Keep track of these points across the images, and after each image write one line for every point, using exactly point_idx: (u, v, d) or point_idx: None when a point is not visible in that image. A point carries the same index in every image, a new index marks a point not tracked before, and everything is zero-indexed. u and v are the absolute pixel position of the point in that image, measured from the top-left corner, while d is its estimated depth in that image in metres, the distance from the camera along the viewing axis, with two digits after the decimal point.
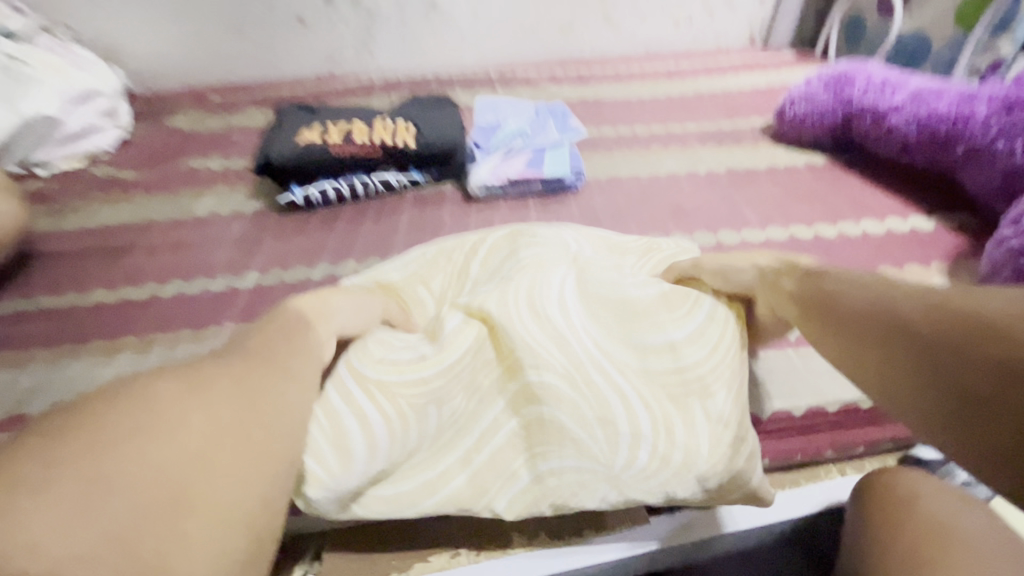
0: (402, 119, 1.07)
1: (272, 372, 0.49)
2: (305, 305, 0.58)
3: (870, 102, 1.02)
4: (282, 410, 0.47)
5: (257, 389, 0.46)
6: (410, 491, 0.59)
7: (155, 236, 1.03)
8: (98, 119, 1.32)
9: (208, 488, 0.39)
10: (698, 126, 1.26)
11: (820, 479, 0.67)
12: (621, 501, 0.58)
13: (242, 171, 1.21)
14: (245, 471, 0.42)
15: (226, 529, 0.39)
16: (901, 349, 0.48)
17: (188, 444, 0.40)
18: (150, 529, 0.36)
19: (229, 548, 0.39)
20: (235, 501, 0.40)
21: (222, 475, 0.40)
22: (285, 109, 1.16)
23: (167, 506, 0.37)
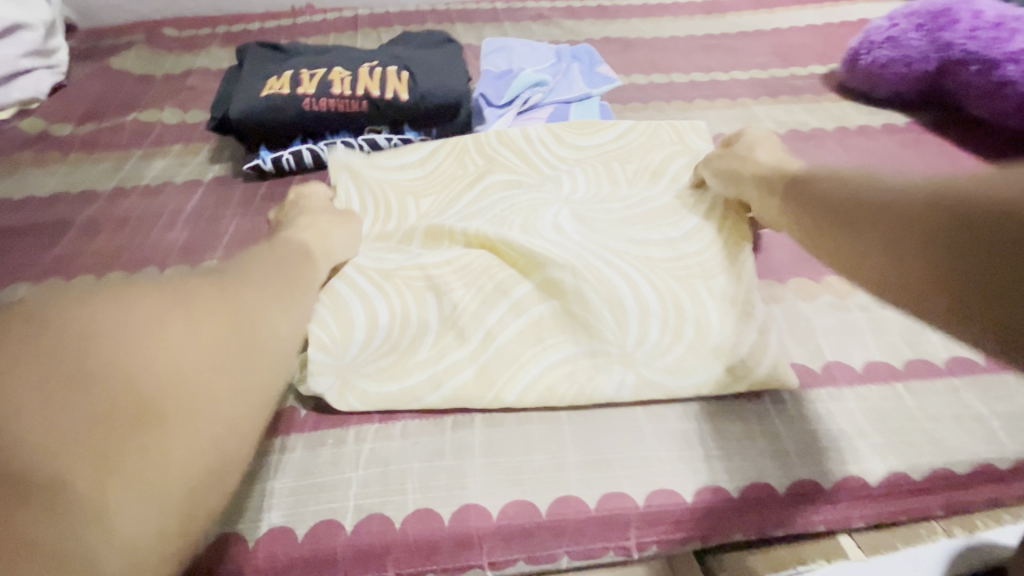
0: (392, 65, 0.87)
1: (264, 290, 0.45)
2: (301, 235, 0.56)
3: (976, 47, 0.84)
4: (271, 328, 0.43)
5: (243, 317, 0.41)
6: (415, 384, 0.52)
7: (94, 209, 0.85)
8: (25, 59, 1.10)
9: (184, 398, 0.35)
10: (749, 73, 1.05)
11: (920, 540, 0.53)
12: (641, 384, 0.51)
13: (202, 126, 1.00)
14: (228, 383, 0.38)
15: (199, 442, 0.35)
16: (886, 236, 0.37)
17: (167, 348, 0.36)
18: (114, 430, 0.32)
19: (202, 460, 0.35)
20: (211, 414, 0.36)
21: (204, 383, 0.36)
22: (249, 48, 0.95)
23: (136, 407, 0.33)
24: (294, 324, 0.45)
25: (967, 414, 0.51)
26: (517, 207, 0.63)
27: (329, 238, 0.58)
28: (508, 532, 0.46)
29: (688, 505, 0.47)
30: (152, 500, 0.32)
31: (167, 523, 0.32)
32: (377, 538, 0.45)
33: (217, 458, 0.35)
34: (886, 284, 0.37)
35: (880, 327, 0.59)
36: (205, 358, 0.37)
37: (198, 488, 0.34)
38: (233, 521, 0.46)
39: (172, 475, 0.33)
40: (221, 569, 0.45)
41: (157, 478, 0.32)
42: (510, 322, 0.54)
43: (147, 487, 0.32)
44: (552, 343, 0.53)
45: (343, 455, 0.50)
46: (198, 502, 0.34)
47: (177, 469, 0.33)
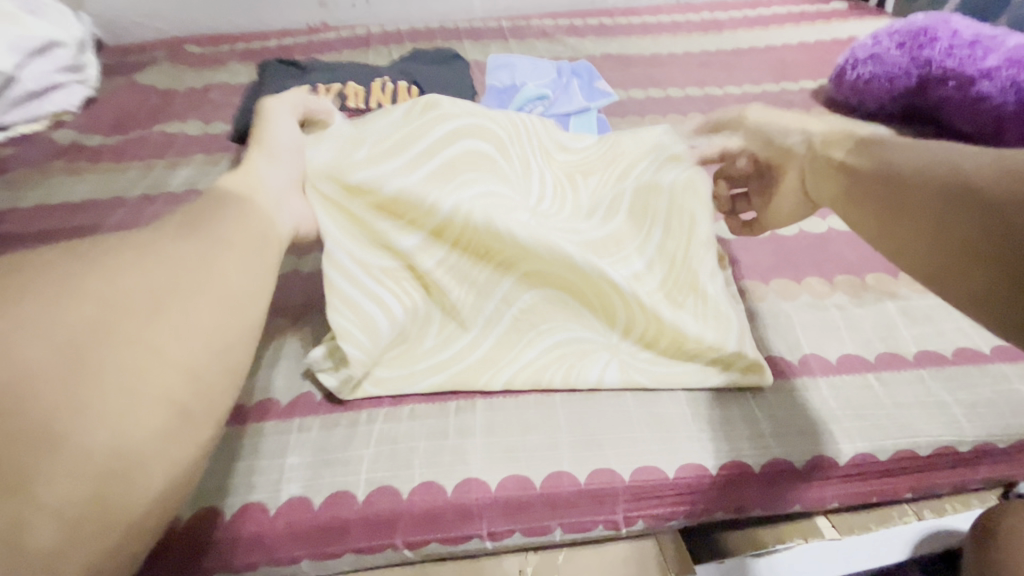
0: (403, 80, 0.93)
1: (209, 244, 0.41)
2: (236, 184, 0.48)
3: (954, 65, 0.89)
4: (220, 284, 0.40)
5: (184, 271, 0.39)
6: (422, 369, 0.57)
7: (123, 214, 0.91)
8: (58, 75, 1.18)
9: (110, 363, 0.33)
10: (741, 88, 1.10)
11: (892, 522, 0.58)
12: (625, 374, 0.56)
13: (223, 138, 1.07)
14: (169, 345, 0.36)
15: (134, 407, 0.33)
16: (913, 187, 0.42)
17: (92, 315, 0.34)
18: (39, 393, 0.31)
19: (147, 425, 0.33)
20: (147, 376, 0.34)
21: (139, 348, 0.35)
22: (270, 64, 1.02)
23: (60, 372, 0.32)
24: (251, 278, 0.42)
25: (932, 401, 0.55)
26: (518, 203, 0.58)
27: (264, 184, 0.49)
28: (506, 504, 0.50)
29: (670, 480, 0.51)
30: (79, 464, 0.31)
31: (108, 490, 0.31)
32: (387, 507, 0.50)
33: (162, 425, 0.34)
34: (912, 242, 0.42)
35: (856, 323, 0.63)
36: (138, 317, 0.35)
37: (140, 450, 0.33)
38: (256, 493, 0.51)
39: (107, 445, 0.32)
40: (246, 533, 0.50)
41: (92, 445, 0.31)
42: (509, 338, 0.57)
43: (77, 454, 0.31)
44: (539, 351, 0.57)
45: (356, 435, 0.55)
46: (142, 471, 0.33)
47: (115, 436, 0.32)
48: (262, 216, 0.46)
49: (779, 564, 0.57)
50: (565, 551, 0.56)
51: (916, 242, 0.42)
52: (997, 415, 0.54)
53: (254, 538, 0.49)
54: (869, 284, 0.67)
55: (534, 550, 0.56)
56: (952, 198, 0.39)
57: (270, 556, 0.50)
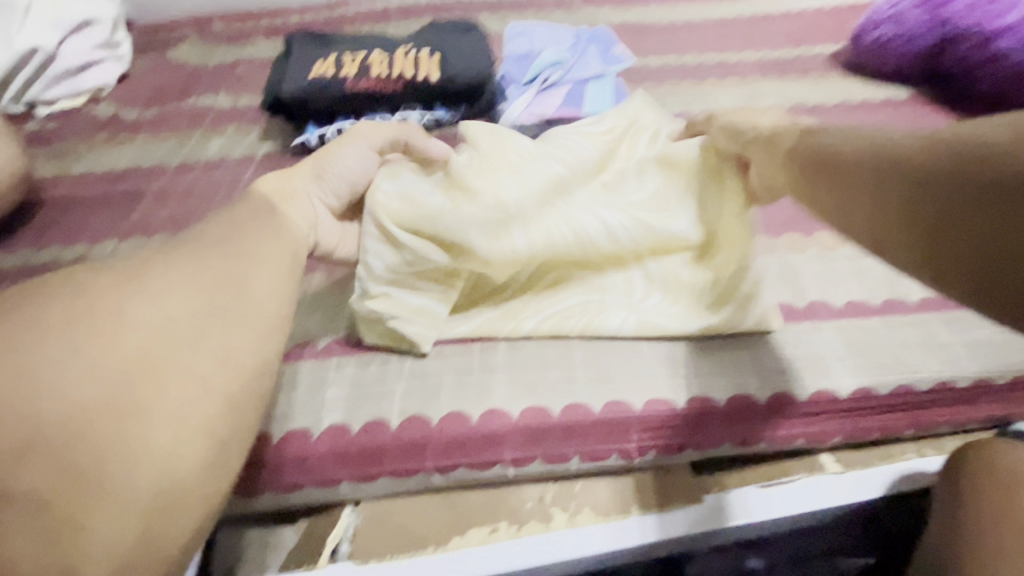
0: (425, 49, 0.96)
1: (232, 281, 0.45)
2: (270, 189, 0.55)
3: (974, 22, 0.89)
4: (245, 322, 0.44)
5: (211, 300, 0.44)
6: (452, 323, 0.61)
7: (163, 181, 0.96)
8: (96, 52, 1.23)
9: (151, 396, 0.39)
10: (758, 53, 1.11)
11: (892, 458, 0.61)
12: (642, 324, 0.59)
13: (253, 109, 1.11)
14: (200, 389, 0.41)
15: (175, 437, 0.39)
16: (870, 176, 0.43)
17: (133, 364, 0.39)
18: (90, 427, 0.36)
19: (187, 463, 0.39)
20: (183, 407, 0.40)
21: (175, 394, 0.40)
22: (296, 37, 1.05)
23: (110, 424, 0.37)
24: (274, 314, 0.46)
25: (933, 341, 0.58)
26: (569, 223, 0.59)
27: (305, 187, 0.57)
28: (528, 432, 0.55)
29: (678, 411, 0.55)
30: (129, 496, 0.36)
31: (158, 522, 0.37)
32: (419, 434, 0.55)
33: (201, 462, 0.40)
34: (884, 235, 0.43)
35: (862, 273, 0.65)
36: (172, 347, 0.41)
37: (177, 479, 0.38)
38: (301, 420, 0.57)
39: (149, 475, 0.37)
40: (292, 455, 0.55)
41: (140, 487, 0.37)
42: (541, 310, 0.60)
43: (129, 495, 0.37)
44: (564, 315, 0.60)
45: (389, 370, 0.59)
46: (182, 496, 0.39)
47: (161, 476, 0.38)
48: (289, 220, 0.53)
49: (755, 498, 0.59)
50: (581, 482, 0.60)
51: (891, 235, 0.42)
52: (995, 354, 0.57)
53: (298, 460, 0.55)
54: None
55: (553, 480, 0.60)
56: (908, 180, 0.41)
57: (314, 478, 0.55)
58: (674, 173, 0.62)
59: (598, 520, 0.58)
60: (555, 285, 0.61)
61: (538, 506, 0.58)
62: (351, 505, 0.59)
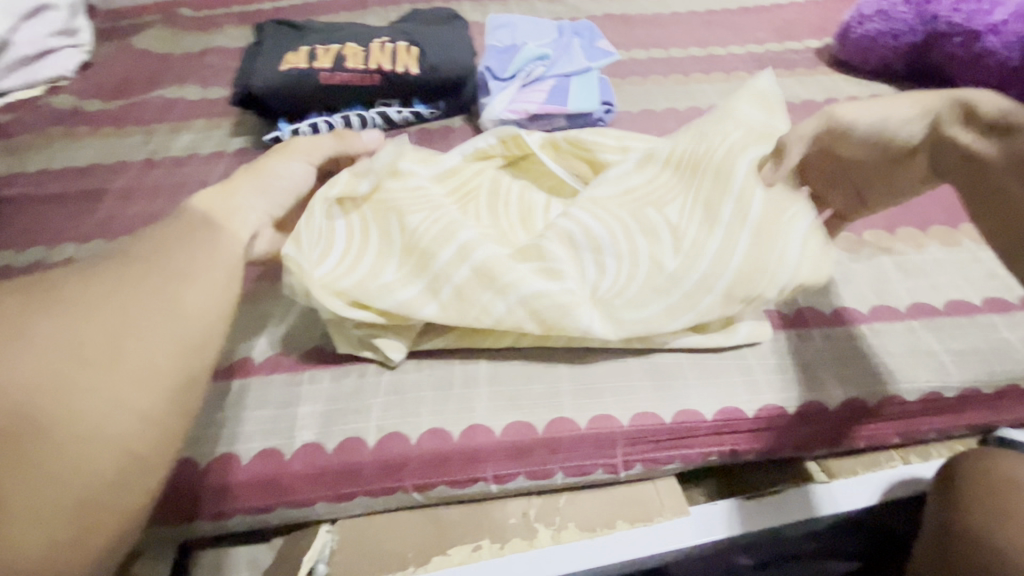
0: (402, 41, 0.92)
1: (163, 274, 0.42)
2: (210, 203, 0.49)
3: (960, 19, 0.87)
4: (173, 315, 0.41)
5: (140, 310, 0.40)
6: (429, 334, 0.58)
7: (127, 179, 0.91)
8: (53, 39, 1.16)
9: (63, 413, 0.35)
10: (745, 47, 1.09)
11: (879, 466, 0.60)
12: (627, 337, 0.57)
13: (222, 102, 1.06)
14: (121, 381, 0.38)
15: (89, 454, 0.35)
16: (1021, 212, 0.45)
17: (53, 355, 0.36)
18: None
19: (97, 462, 0.36)
20: (99, 426, 0.36)
21: (95, 387, 0.37)
22: (266, 26, 1.00)
23: (20, 417, 0.34)
24: (207, 306, 0.43)
25: (922, 349, 0.57)
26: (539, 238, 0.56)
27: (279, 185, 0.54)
28: (511, 449, 0.53)
29: (667, 425, 0.53)
30: (35, 516, 0.33)
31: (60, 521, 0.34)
32: (398, 452, 0.52)
33: (111, 460, 0.36)
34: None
35: (851, 278, 0.64)
36: (91, 361, 0.37)
37: (90, 498, 0.35)
38: (272, 439, 0.54)
39: (57, 495, 0.34)
40: (261, 475, 0.52)
41: (48, 482, 0.34)
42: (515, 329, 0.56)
43: (34, 491, 0.34)
44: (537, 323, 0.54)
45: (365, 385, 0.57)
46: (94, 515, 0.35)
47: (68, 473, 0.35)
48: (231, 235, 0.47)
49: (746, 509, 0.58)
50: (566, 495, 0.59)
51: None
52: (983, 362, 0.56)
53: (270, 479, 0.52)
54: (866, 240, 0.68)
55: (536, 493, 0.59)
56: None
57: (287, 499, 0.53)
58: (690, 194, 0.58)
59: (583, 535, 0.56)
60: (525, 285, 0.53)
61: (522, 522, 0.57)
62: (327, 523, 0.57)
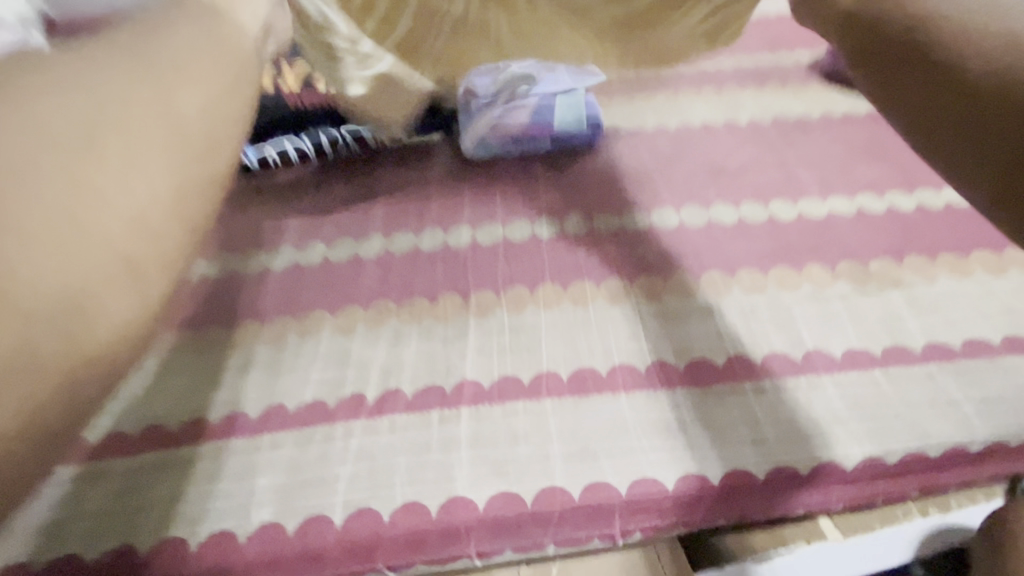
0: None
1: (184, 55, 0.32)
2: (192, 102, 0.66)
3: None
4: (177, 115, 0.29)
5: (178, 60, 0.32)
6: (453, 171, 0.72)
7: None
8: None
9: (134, 122, 0.27)
10: (736, 60, 1.04)
11: (898, 521, 0.55)
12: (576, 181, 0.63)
13: None
14: (167, 110, 0.29)
15: (174, 192, 0.27)
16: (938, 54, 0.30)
17: (128, 101, 0.27)
18: (83, 153, 0.24)
19: (150, 198, 0.26)
20: (152, 175, 0.26)
21: (111, 162, 0.25)
22: None
23: (86, 131, 0.25)
24: (211, 108, 0.32)
25: (941, 399, 0.52)
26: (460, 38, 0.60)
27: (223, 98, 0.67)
28: (495, 524, 0.47)
29: (670, 492, 0.48)
30: (84, 244, 0.22)
31: (131, 295, 0.24)
32: (368, 532, 0.46)
33: (180, 241, 0.27)
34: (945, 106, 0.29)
35: (860, 316, 0.60)
36: (116, 90, 0.28)
37: (134, 256, 0.24)
38: (225, 517, 0.48)
39: (147, 242, 0.25)
40: (214, 563, 0.46)
41: (143, 187, 0.26)
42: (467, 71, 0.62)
43: (111, 307, 0.23)
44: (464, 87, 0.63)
45: (332, 451, 0.51)
46: (130, 271, 0.24)
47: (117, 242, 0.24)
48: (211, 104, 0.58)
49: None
50: (558, 562, 0.53)
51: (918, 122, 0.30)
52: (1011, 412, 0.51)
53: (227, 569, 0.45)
54: (873, 271, 0.64)
55: (526, 562, 0.52)
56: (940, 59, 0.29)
57: None
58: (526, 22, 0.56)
59: None
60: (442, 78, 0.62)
61: None
62: None
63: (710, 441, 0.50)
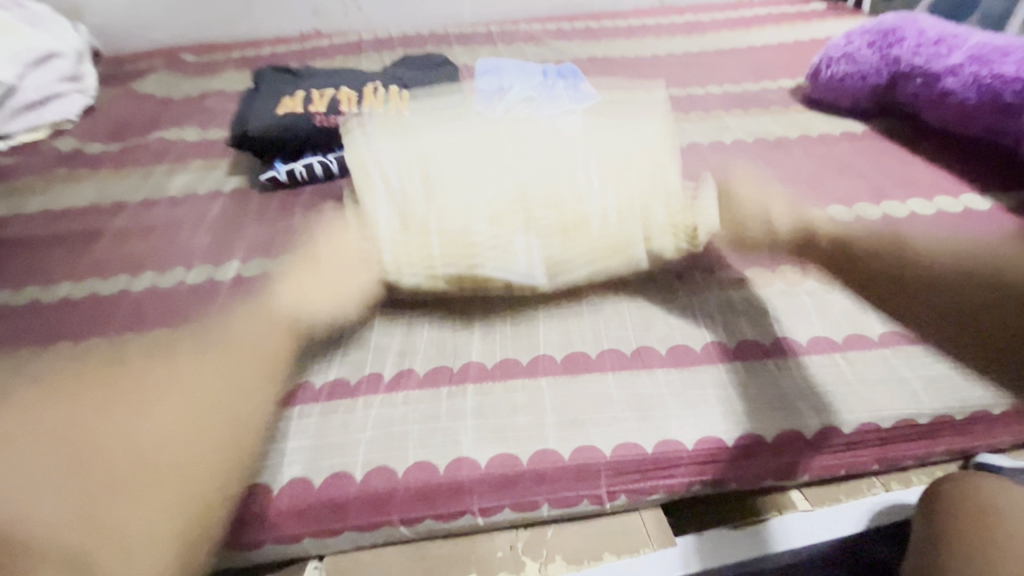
0: (394, 86, 0.98)
1: (138, 391, 0.52)
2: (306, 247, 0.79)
3: (921, 61, 0.93)
4: (230, 417, 0.52)
5: (211, 382, 0.53)
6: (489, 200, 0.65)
7: (123, 219, 0.91)
8: (60, 85, 1.20)
9: (154, 467, 0.47)
10: (723, 87, 1.14)
11: (861, 494, 0.61)
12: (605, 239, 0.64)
13: (221, 144, 1.09)
14: (193, 347, 0.59)
15: (218, 442, 0.50)
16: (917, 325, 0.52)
17: (148, 426, 0.49)
18: (96, 498, 0.45)
19: (173, 432, 0.49)
20: (177, 474, 0.47)
21: (117, 419, 0.50)
22: (264, 72, 1.05)
23: (136, 473, 0.47)
24: (251, 413, 0.54)
25: (894, 377, 0.59)
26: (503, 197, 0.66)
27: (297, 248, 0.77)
28: (495, 481, 0.54)
29: (649, 455, 0.55)
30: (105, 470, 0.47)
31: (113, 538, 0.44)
32: (384, 486, 0.53)
33: (199, 499, 0.48)
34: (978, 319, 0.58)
35: (825, 309, 0.66)
36: (184, 439, 0.49)
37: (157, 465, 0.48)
38: (261, 474, 0.55)
39: (158, 517, 0.46)
40: (252, 511, 0.53)
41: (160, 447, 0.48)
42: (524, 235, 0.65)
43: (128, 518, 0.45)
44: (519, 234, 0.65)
45: (353, 420, 0.58)
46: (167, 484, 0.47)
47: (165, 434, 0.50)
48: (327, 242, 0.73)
49: (703, 546, 0.59)
50: (553, 526, 0.59)
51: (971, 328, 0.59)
52: (954, 390, 0.58)
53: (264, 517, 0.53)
54: None
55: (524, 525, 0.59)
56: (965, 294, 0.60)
57: (274, 534, 0.54)
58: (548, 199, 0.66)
59: (571, 568, 0.56)
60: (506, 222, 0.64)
61: (510, 555, 0.57)
62: (315, 560, 0.58)
63: (687, 413, 0.57)
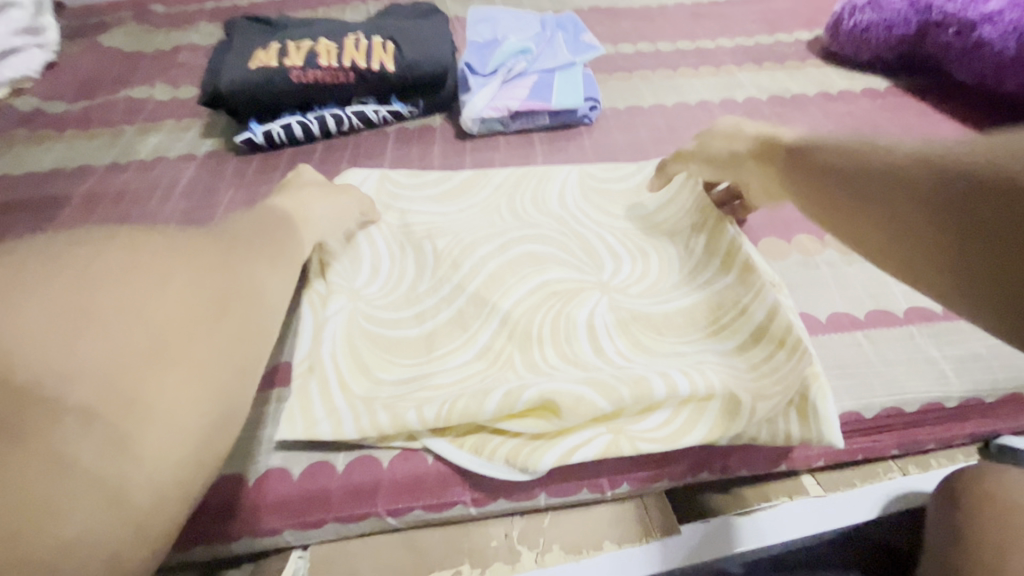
0: (378, 36, 0.88)
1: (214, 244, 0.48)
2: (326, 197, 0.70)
3: (954, 9, 0.85)
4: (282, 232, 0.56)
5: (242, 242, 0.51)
6: (479, 326, 0.58)
7: (89, 185, 0.85)
8: (15, 38, 1.11)
9: (117, 308, 0.39)
10: (735, 40, 1.05)
11: (877, 477, 0.58)
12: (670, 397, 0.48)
13: (193, 103, 1.01)
14: (125, 270, 0.41)
15: (196, 293, 0.43)
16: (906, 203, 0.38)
17: (134, 267, 0.42)
18: (121, 373, 0.37)
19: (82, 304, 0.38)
20: (128, 330, 0.39)
21: (142, 304, 0.40)
22: (236, 22, 0.96)
23: (159, 351, 0.39)
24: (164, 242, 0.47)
25: (921, 358, 0.55)
26: (492, 321, 0.58)
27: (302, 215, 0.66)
28: None
29: None
30: (124, 349, 0.38)
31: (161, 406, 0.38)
32: (368, 477, 0.51)
33: (173, 324, 0.41)
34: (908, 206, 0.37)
35: (846, 282, 0.62)
36: (180, 274, 0.43)
37: (168, 327, 0.40)
38: (234, 464, 0.52)
39: (163, 404, 0.38)
40: (227, 504, 0.50)
41: (147, 310, 0.40)
42: (534, 355, 0.55)
43: (71, 525, 0.32)
44: (542, 320, 0.57)
45: None
46: (212, 330, 0.42)
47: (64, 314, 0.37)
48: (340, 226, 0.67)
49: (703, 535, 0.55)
50: (550, 514, 0.56)
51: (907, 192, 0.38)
52: (984, 372, 0.55)
53: (251, 505, 0.50)
54: None
55: (520, 514, 0.56)
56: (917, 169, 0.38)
57: (248, 528, 0.50)
58: (556, 294, 0.59)
59: (569, 557, 0.54)
60: (522, 345, 0.56)
61: (505, 545, 0.54)
62: (299, 549, 0.53)
63: (698, 407, 0.50)
